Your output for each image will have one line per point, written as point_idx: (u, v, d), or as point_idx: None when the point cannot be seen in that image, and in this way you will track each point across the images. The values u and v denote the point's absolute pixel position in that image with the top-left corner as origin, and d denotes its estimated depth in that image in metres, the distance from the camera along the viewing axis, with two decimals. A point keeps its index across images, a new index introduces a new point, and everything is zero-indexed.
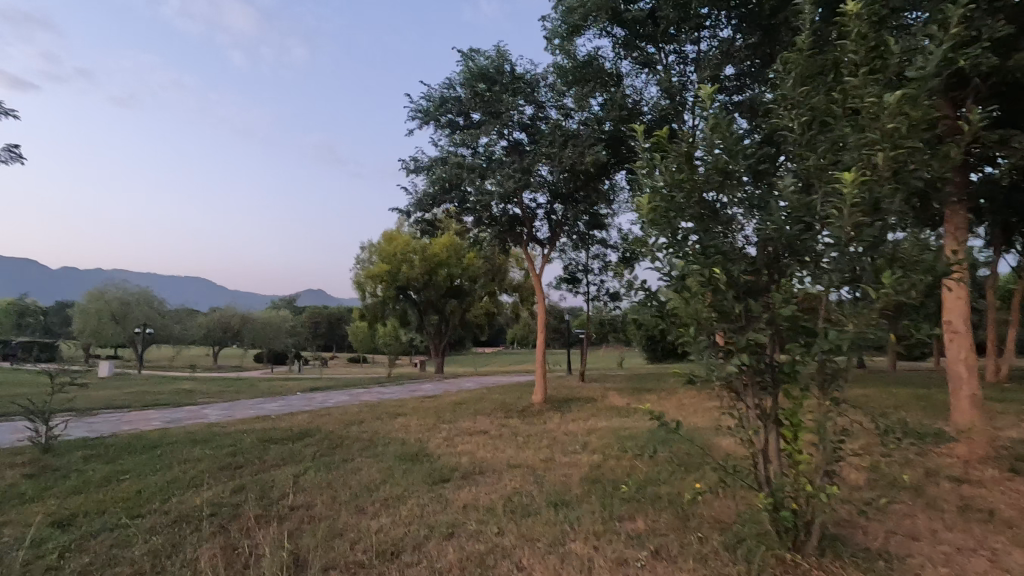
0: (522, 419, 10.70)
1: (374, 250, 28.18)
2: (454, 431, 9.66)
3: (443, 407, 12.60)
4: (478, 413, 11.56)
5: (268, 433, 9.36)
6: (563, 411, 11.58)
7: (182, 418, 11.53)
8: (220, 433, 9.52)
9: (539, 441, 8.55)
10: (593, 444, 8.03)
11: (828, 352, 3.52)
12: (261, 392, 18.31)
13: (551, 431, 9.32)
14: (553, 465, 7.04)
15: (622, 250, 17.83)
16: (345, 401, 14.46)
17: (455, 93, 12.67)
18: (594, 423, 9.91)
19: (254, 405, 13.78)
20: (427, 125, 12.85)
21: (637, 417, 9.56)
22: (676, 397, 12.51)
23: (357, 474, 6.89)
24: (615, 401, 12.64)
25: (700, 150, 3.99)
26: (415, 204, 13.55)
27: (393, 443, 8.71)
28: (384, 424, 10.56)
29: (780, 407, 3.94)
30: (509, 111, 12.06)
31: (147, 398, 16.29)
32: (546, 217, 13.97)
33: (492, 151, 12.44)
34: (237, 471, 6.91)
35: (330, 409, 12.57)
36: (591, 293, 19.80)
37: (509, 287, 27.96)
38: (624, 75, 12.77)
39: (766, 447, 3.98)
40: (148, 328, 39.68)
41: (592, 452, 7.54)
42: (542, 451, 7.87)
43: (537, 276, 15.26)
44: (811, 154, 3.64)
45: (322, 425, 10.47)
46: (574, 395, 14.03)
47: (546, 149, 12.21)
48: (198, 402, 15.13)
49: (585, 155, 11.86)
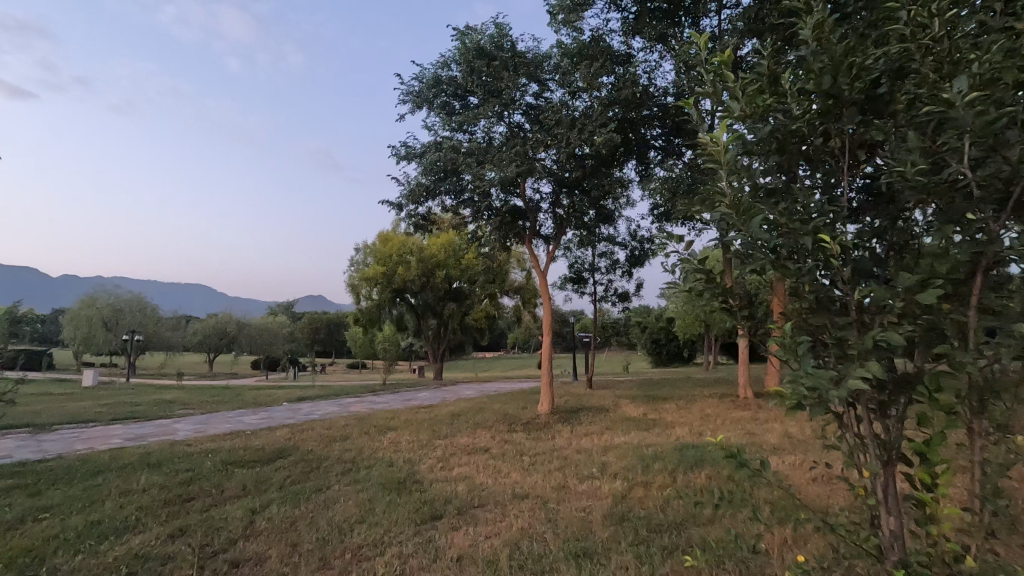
0: (526, 433, 9.50)
1: (368, 252, 26.99)
2: (450, 449, 8.45)
3: (439, 419, 11.40)
4: (477, 427, 10.35)
5: (235, 454, 8.13)
6: (573, 423, 10.33)
7: (147, 435, 10.29)
8: (181, 454, 8.29)
9: (548, 462, 7.32)
10: (612, 467, 6.79)
11: (1005, 359, 2.29)
12: (246, 402, 17.05)
13: (561, 449, 8.09)
14: (568, 495, 5.82)
15: (631, 247, 16.72)
16: (333, 412, 13.22)
17: (450, 73, 11.44)
18: (610, 437, 8.67)
19: (232, 418, 12.53)
20: (419, 108, 11.65)
21: (656, 434, 8.37)
22: (697, 406, 11.30)
23: (331, 508, 5.69)
24: (629, 410, 11.44)
25: (791, 66, 2.73)
26: (406, 196, 12.29)
27: (379, 466, 7.46)
28: (371, 441, 9.35)
29: (909, 438, 2.72)
30: (511, 88, 10.77)
31: (120, 411, 15.10)
32: (551, 210, 12.79)
33: (490, 137, 11.24)
34: (185, 506, 5.70)
35: (314, 423, 11.36)
36: (597, 293, 18.60)
37: (510, 289, 26.95)
38: (635, 55, 11.71)
39: (889, 495, 2.75)
40: (138, 335, 38.44)
41: (613, 478, 6.30)
42: (552, 475, 6.67)
43: (541, 274, 14.02)
44: (972, 58, 2.39)
45: (301, 442, 9.25)
46: (583, 404, 12.80)
47: (550, 131, 10.92)
48: (172, 414, 13.88)
49: (597, 135, 10.59)
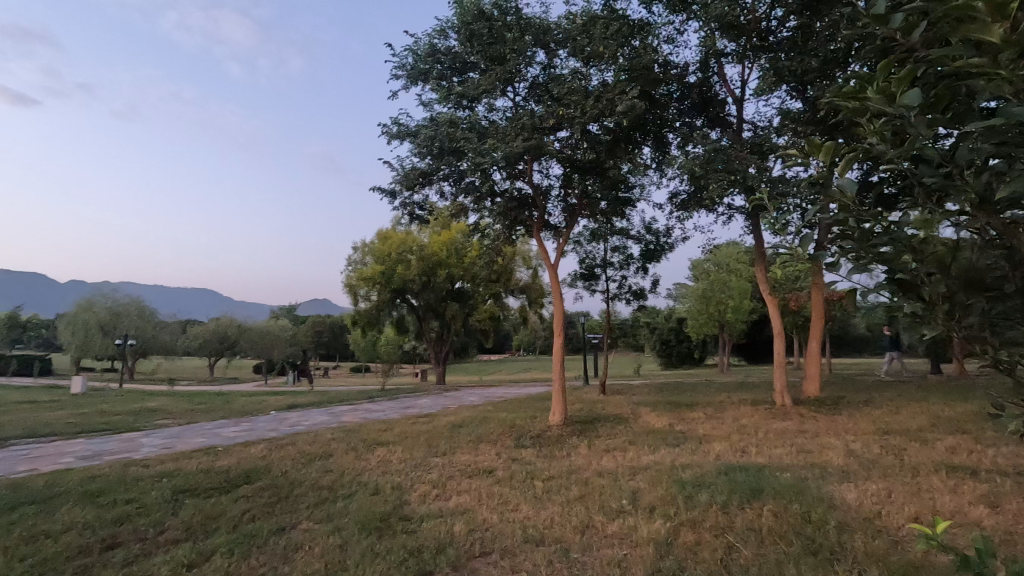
0: (537, 449, 8.22)
1: (367, 251, 25.74)
2: (447, 471, 7.17)
3: (438, 431, 10.12)
4: (480, 441, 9.06)
5: (193, 479, 6.87)
6: (589, 436, 9.03)
7: (104, 453, 9.02)
8: (130, 479, 7.01)
9: (566, 490, 6.02)
10: (645, 499, 5.46)
11: None
12: (233, 411, 15.77)
13: (579, 471, 6.79)
14: (596, 541, 4.54)
15: (645, 241, 15.46)
16: (321, 424, 11.94)
17: (448, 43, 10.15)
18: (636, 455, 7.36)
19: (209, 431, 11.27)
20: (413, 83, 10.37)
21: (691, 455, 7.05)
22: (729, 415, 9.96)
23: (290, 558, 4.44)
24: (651, 421, 10.10)
25: None
26: (399, 181, 10.96)
27: (361, 495, 6.17)
28: (358, 459, 8.09)
29: None
30: (515, 55, 9.49)
31: (95, 422, 13.84)
32: (561, 198, 11.49)
33: (494, 117, 9.91)
34: (106, 558, 4.46)
35: (297, 436, 10.08)
36: (610, 291, 17.24)
37: (516, 289, 25.72)
38: (655, 22, 10.43)
39: None
40: (133, 340, 37.27)
41: (650, 514, 5.01)
42: (570, 508, 5.39)
43: (551, 270, 12.64)
44: None
45: (276, 461, 7.98)
46: (599, 413, 11.45)
47: (561, 101, 9.57)
48: (147, 426, 12.61)
49: (618, 106, 9.26)
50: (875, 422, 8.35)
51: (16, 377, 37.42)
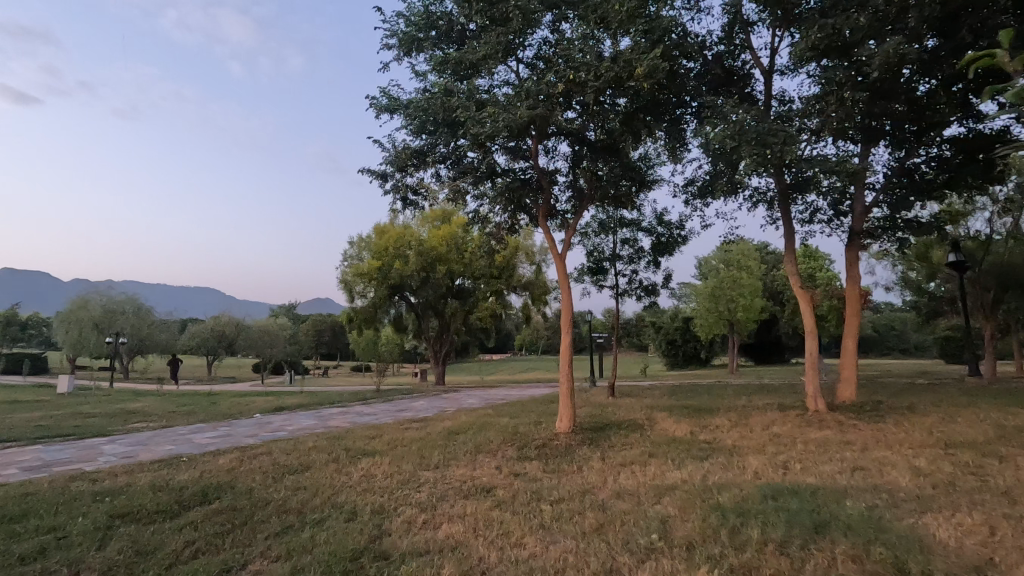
0: (544, 462, 7.19)
1: (363, 246, 24.73)
2: (439, 489, 6.13)
3: (432, 439, 9.07)
4: (478, 451, 8.03)
5: (137, 499, 5.82)
6: (602, 446, 7.98)
7: (53, 463, 7.98)
8: (66, 497, 5.97)
9: (580, 516, 4.98)
10: (679, 532, 4.40)
11: None
12: (216, 413, 14.72)
13: (594, 492, 5.73)
14: None
15: (657, 233, 14.41)
16: (306, 429, 10.90)
17: (445, 7, 9.13)
18: (660, 472, 6.30)
19: (182, 437, 10.22)
20: (407, 51, 9.34)
21: (724, 473, 6.00)
22: (758, 423, 8.88)
23: None
24: (670, 429, 9.03)
25: None
26: (391, 161, 9.90)
27: (334, 522, 5.12)
28: (338, 472, 7.06)
29: None
30: (519, 17, 8.43)
31: (65, 425, 12.80)
32: (568, 181, 10.44)
33: (498, 88, 8.85)
34: None
35: (276, 444, 9.05)
36: (620, 287, 16.13)
37: (519, 286, 24.73)
38: None
39: None
40: (125, 338, 36.26)
41: (689, 554, 3.97)
42: (585, 543, 4.33)
43: (558, 262, 11.53)
44: None
45: (243, 475, 6.94)
46: (610, 419, 10.37)
47: (571, 68, 8.52)
48: (116, 431, 11.56)
49: (635, 70, 8.21)
50: (931, 432, 7.29)
51: (6, 375, 36.42)
